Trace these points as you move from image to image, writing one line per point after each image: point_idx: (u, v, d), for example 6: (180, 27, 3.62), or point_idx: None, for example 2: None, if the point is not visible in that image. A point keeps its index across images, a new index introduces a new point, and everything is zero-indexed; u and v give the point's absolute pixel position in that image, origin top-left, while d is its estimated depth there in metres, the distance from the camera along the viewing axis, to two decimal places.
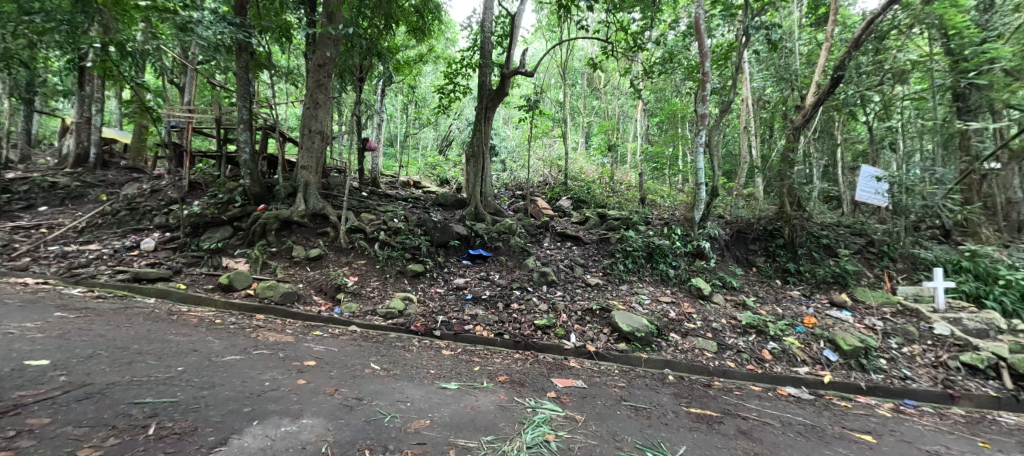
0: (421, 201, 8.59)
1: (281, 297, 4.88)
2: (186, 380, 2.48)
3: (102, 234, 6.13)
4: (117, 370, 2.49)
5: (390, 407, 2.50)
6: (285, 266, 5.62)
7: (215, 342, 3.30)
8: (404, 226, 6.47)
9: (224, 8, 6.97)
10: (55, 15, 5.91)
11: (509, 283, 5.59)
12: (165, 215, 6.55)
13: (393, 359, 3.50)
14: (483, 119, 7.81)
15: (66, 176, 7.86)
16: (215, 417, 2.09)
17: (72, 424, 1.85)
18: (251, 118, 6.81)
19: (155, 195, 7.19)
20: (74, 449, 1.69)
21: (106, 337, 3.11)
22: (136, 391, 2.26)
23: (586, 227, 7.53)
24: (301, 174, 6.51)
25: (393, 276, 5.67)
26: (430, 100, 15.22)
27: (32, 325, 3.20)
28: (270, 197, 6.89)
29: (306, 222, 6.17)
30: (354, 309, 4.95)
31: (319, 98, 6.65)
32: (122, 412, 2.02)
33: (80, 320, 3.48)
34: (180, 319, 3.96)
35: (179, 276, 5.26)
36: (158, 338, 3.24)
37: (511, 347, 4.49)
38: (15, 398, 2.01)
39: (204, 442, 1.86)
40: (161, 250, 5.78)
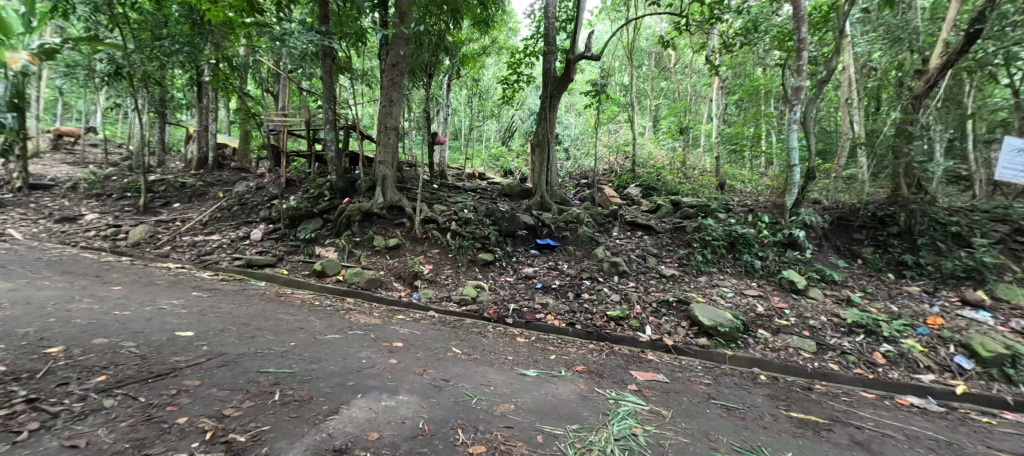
0: (488, 192, 8.79)
1: (366, 283, 5.31)
2: (298, 355, 2.79)
3: (221, 226, 7.09)
4: (242, 343, 2.88)
5: (477, 389, 2.61)
6: (368, 255, 6.08)
7: (317, 322, 3.69)
8: (474, 216, 6.68)
9: (310, 17, 7.24)
10: (178, 39, 7.18)
11: (579, 274, 5.52)
12: (268, 208, 7.38)
13: (471, 345, 3.64)
14: (548, 107, 7.72)
15: (192, 177, 9.18)
16: (326, 388, 2.33)
17: (216, 387, 2.17)
18: (335, 118, 7.34)
19: (260, 192, 8.15)
20: (221, 408, 1.98)
21: (231, 314, 3.60)
22: (261, 361, 2.59)
23: (658, 215, 7.19)
24: (380, 169, 6.96)
25: (465, 265, 5.88)
26: (494, 92, 15.38)
27: (178, 302, 3.81)
28: (353, 191, 7.47)
29: (385, 214, 6.61)
30: (430, 295, 5.24)
31: (393, 96, 7.00)
32: (252, 379, 2.32)
33: (212, 300, 4.06)
34: (286, 301, 4.47)
35: (282, 263, 5.93)
36: (271, 316, 3.69)
37: (583, 337, 4.43)
38: (172, 362, 2.40)
39: (321, 409, 2.09)
40: (266, 240, 6.53)
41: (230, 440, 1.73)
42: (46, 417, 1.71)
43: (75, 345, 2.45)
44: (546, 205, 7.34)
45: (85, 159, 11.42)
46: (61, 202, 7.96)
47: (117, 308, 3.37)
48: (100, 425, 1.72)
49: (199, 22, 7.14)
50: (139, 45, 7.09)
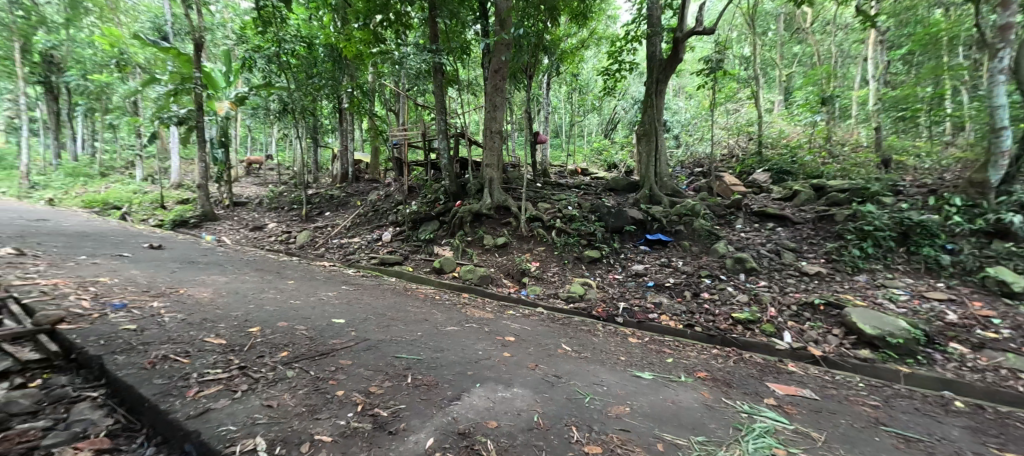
0: (592, 188, 8.62)
1: (479, 279, 5.64)
2: (425, 343, 3.11)
3: (360, 230, 8.27)
4: (381, 330, 3.31)
5: (589, 388, 2.59)
6: (479, 253, 6.45)
7: (438, 315, 4.05)
8: (578, 213, 6.62)
9: (421, 38, 7.96)
10: (324, 75, 8.59)
11: (697, 271, 5.07)
12: (395, 213, 8.37)
13: (581, 342, 3.62)
14: (655, 93, 7.23)
15: (337, 189, 10.90)
16: (449, 375, 2.55)
17: (363, 367, 2.54)
18: (446, 128, 7.95)
19: (388, 199, 9.28)
20: (368, 384, 2.31)
21: (371, 305, 4.18)
22: (395, 347, 2.95)
23: (795, 203, 6.20)
24: (487, 172, 7.33)
25: (572, 262, 5.85)
26: (594, 85, 14.98)
27: (333, 295, 4.56)
28: (464, 194, 8.01)
29: (493, 214, 6.95)
30: (538, 291, 5.35)
31: (497, 101, 7.29)
32: (390, 363, 2.66)
33: (356, 293, 4.76)
34: (413, 295, 5.01)
35: (408, 261, 6.66)
36: (402, 308, 4.17)
37: (704, 341, 4.06)
38: (330, 344, 2.88)
39: (445, 394, 2.29)
40: (395, 241, 7.40)
41: (376, 413, 2.00)
42: (250, 381, 2.19)
43: (266, 326, 3.10)
44: (656, 199, 6.89)
45: (266, 180, 14.39)
46: (252, 214, 10.19)
47: (292, 298, 4.17)
48: (285, 390, 2.14)
49: (338, 59, 8.52)
50: (298, 83, 8.70)
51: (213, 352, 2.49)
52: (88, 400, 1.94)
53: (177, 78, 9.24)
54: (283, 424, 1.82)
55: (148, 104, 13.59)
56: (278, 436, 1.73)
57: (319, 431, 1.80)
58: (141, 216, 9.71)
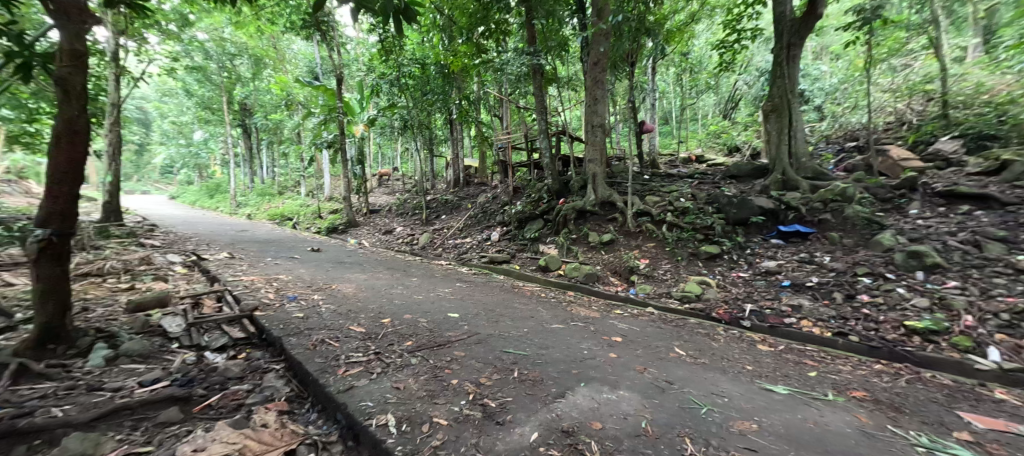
0: (710, 176, 7.83)
1: (584, 277, 5.57)
2: (531, 340, 3.20)
3: (471, 230, 8.88)
4: (490, 325, 3.52)
5: (707, 398, 2.37)
6: (584, 250, 6.37)
7: (544, 312, 4.13)
8: (693, 205, 6.10)
9: (520, 41, 8.17)
10: (435, 91, 9.41)
11: (850, 269, 4.26)
12: (502, 213, 8.77)
13: (699, 347, 3.33)
14: (787, 58, 6.26)
15: (451, 194, 11.87)
16: (554, 372, 2.59)
17: (475, 359, 2.73)
18: (547, 127, 8.02)
19: (496, 200, 9.78)
20: (480, 376, 2.47)
21: (482, 301, 4.47)
22: (503, 342, 3.10)
23: (1004, 178, 4.75)
24: (589, 167, 7.21)
25: (686, 259, 5.42)
26: (708, 61, 13.54)
27: (449, 291, 4.99)
28: (567, 191, 8.00)
29: (598, 211, 6.80)
30: (648, 290, 5.07)
31: (597, 94, 7.09)
32: (499, 356, 2.81)
33: (469, 290, 5.14)
34: (520, 292, 5.20)
35: (515, 259, 6.92)
36: (510, 305, 4.36)
37: (862, 353, 3.39)
38: (447, 336, 3.17)
39: (550, 391, 2.33)
40: (503, 240, 7.76)
41: (486, 403, 2.14)
42: (383, 365, 2.53)
43: (396, 317, 3.55)
44: (791, 184, 5.95)
45: (394, 189, 16.39)
46: (383, 220, 11.72)
47: (416, 293, 4.68)
48: (411, 375, 2.42)
49: (446, 74, 9.25)
50: (415, 101, 9.69)
51: (356, 339, 2.94)
52: (272, 372, 2.46)
53: (325, 109, 11.12)
54: (408, 405, 2.06)
55: (306, 133, 16.62)
56: (404, 415, 1.96)
57: (437, 414, 1.99)
58: (305, 225, 11.94)
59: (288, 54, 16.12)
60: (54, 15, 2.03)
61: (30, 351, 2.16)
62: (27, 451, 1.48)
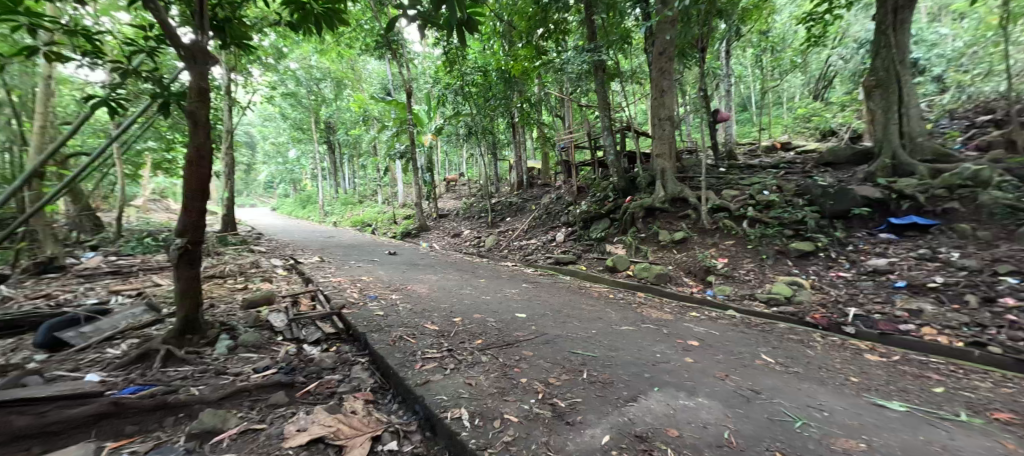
0: (799, 165, 7.08)
1: (655, 278, 5.31)
2: (600, 341, 3.14)
3: (536, 232, 8.92)
4: (558, 326, 3.51)
5: (801, 411, 2.15)
6: (654, 250, 6.09)
7: (613, 314, 4.03)
8: (779, 199, 5.61)
9: (581, 39, 8.05)
10: (497, 96, 9.63)
11: (986, 267, 3.68)
12: (567, 214, 8.69)
13: (790, 354, 3.03)
14: (896, 24, 5.47)
15: (516, 196, 12.03)
16: (625, 375, 2.52)
17: (543, 359, 2.75)
18: (611, 124, 7.81)
19: (560, 201, 9.73)
20: (548, 375, 2.48)
21: (549, 302, 4.49)
22: (571, 343, 3.08)
23: None
24: (658, 163, 6.89)
25: (772, 257, 4.96)
26: (793, 38, 12.24)
27: (516, 292, 5.06)
28: (634, 189, 7.71)
29: (668, 208, 6.48)
30: (728, 292, 4.71)
31: (664, 85, 6.75)
32: (566, 357, 2.80)
33: (536, 290, 5.17)
34: (587, 293, 5.11)
35: (581, 260, 6.82)
36: (577, 306, 4.32)
37: (1008, 368, 2.85)
38: (515, 335, 3.22)
39: (621, 394, 2.27)
40: (568, 241, 7.69)
41: (555, 403, 2.14)
42: (456, 362, 2.65)
43: (466, 317, 3.69)
44: (904, 169, 5.18)
45: (461, 194, 17.03)
46: (452, 224, 12.22)
47: (485, 294, 4.82)
48: (481, 372, 2.50)
49: (508, 78, 9.41)
50: (479, 108, 10.01)
51: (430, 336, 3.11)
52: (359, 364, 2.70)
53: (397, 122, 11.89)
54: (480, 400, 2.14)
55: (381, 145, 17.91)
56: (477, 410, 2.04)
57: (507, 411, 2.04)
58: (383, 230, 12.85)
59: (364, 74, 17.53)
60: (186, 60, 2.45)
61: (174, 339, 2.60)
62: (175, 423, 1.80)
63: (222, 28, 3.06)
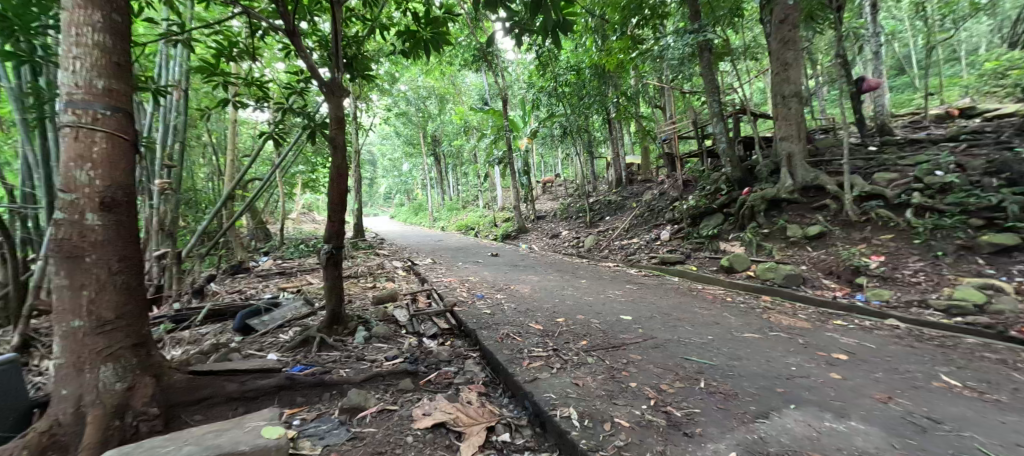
0: (989, 135, 5.57)
1: (784, 279, 4.65)
2: (718, 348, 2.87)
3: (637, 230, 8.51)
4: (668, 330, 3.31)
5: (1005, 450, 1.70)
6: (781, 247, 5.37)
7: (733, 319, 3.65)
8: (963, 180, 4.57)
9: (682, 20, 7.47)
10: (592, 93, 9.45)
11: None
12: (672, 211, 8.12)
13: (985, 377, 2.40)
14: None
15: (614, 194, 11.66)
16: (752, 388, 2.26)
17: (653, 364, 2.61)
18: (721, 109, 7.09)
19: (664, 197, 9.14)
20: (659, 382, 2.35)
21: (656, 304, 4.25)
22: (684, 349, 2.87)
23: None
24: (783, 146, 6.04)
25: (952, 255, 4.07)
26: None
27: (619, 293, 4.90)
28: (753, 179, 6.87)
29: (798, 198, 5.65)
30: (884, 296, 3.91)
31: (788, 57, 5.84)
32: (680, 363, 2.62)
33: (641, 292, 4.93)
34: (699, 295, 4.71)
35: (690, 260, 6.30)
36: (689, 309, 4.01)
37: None
38: (621, 338, 3.12)
39: (748, 409, 2.05)
40: (674, 239, 7.18)
41: (669, 411, 2.03)
42: (562, 361, 2.67)
43: (570, 318, 3.69)
44: None
45: (558, 195, 17.09)
46: (550, 225, 12.32)
47: (587, 295, 4.76)
48: (588, 374, 2.49)
49: (602, 74, 9.19)
50: (572, 107, 9.94)
51: (536, 335, 3.19)
52: (472, 359, 2.89)
53: (495, 129, 12.45)
54: (589, 401, 2.13)
55: (481, 152, 18.92)
56: (586, 411, 2.03)
57: (618, 414, 2.00)
58: (485, 233, 13.56)
59: (463, 87, 18.74)
60: (327, 96, 2.93)
61: (325, 329, 3.10)
62: (329, 399, 2.15)
63: (350, 64, 3.60)
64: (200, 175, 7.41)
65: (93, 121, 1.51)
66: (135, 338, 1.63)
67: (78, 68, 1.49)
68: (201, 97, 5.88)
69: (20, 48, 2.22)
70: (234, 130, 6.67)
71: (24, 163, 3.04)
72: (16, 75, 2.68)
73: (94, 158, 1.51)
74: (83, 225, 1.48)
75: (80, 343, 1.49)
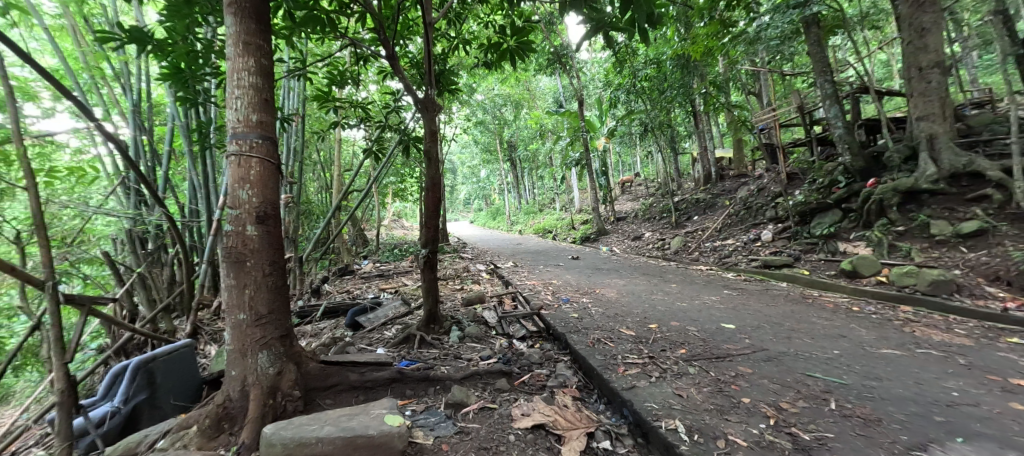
0: None
1: (929, 287, 3.91)
2: (848, 365, 2.51)
3: (733, 230, 7.78)
4: (781, 342, 2.97)
5: None
6: (923, 248, 4.59)
7: (864, 332, 3.15)
8: None
9: None
10: (675, 85, 8.89)
11: None
12: (775, 208, 7.30)
13: None
14: None
15: (703, 192, 10.82)
16: (899, 414, 1.94)
17: (767, 379, 2.37)
18: (835, 90, 6.20)
19: (763, 193, 8.26)
20: (777, 399, 2.12)
21: (762, 312, 3.83)
22: (804, 364, 2.56)
23: None
24: (921, 127, 5.05)
25: None
26: None
27: (717, 298, 4.52)
28: (881, 168, 5.90)
29: (945, 189, 4.73)
30: None
31: (925, 21, 4.89)
32: (801, 380, 2.33)
33: (742, 298, 4.49)
34: (817, 303, 4.14)
35: (801, 262, 5.60)
36: (804, 319, 3.56)
37: None
38: (724, 348, 2.88)
39: (898, 438, 1.75)
40: (779, 239, 6.43)
41: (794, 433, 1.81)
42: (660, 370, 2.54)
43: (663, 324, 3.50)
44: None
45: (638, 195, 16.38)
46: (631, 226, 11.83)
47: (680, 301, 4.46)
48: (691, 385, 2.34)
49: (686, 64, 8.61)
50: (653, 102, 9.44)
51: (628, 341, 3.08)
52: (563, 362, 2.90)
53: (572, 131, 12.34)
54: (696, 415, 1.99)
55: (556, 155, 18.88)
56: (694, 425, 1.90)
57: (732, 431, 1.84)
58: (563, 236, 13.48)
59: (537, 91, 18.91)
60: (422, 111, 3.18)
61: (424, 328, 3.34)
62: (435, 393, 2.31)
63: (440, 80, 3.85)
64: (312, 189, 8.45)
65: (250, 148, 1.82)
66: (282, 330, 1.91)
67: (239, 106, 1.82)
68: (312, 121, 6.71)
69: (190, 92, 2.74)
70: (338, 148, 7.51)
71: (190, 185, 3.73)
72: (185, 114, 3.30)
73: (251, 179, 1.81)
74: (245, 234, 1.79)
75: (243, 333, 1.80)
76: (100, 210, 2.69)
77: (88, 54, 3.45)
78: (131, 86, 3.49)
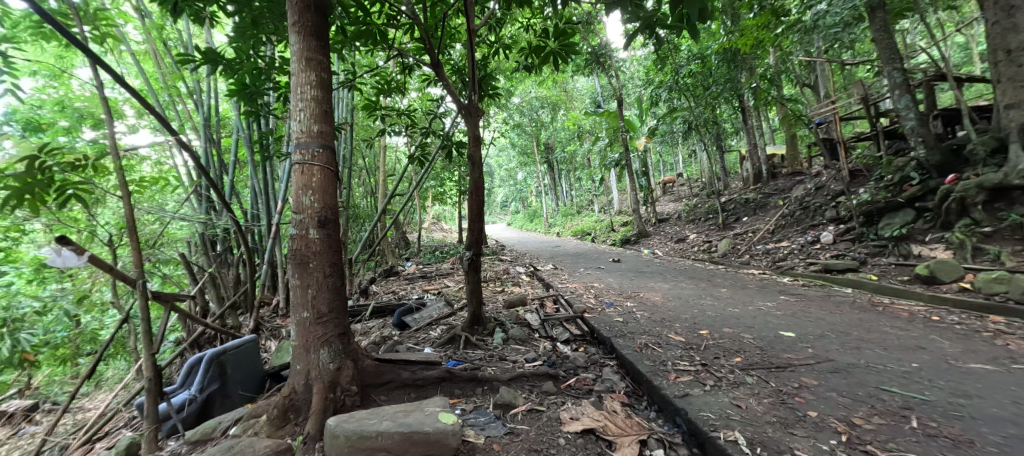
0: None
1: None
2: (929, 380, 2.29)
3: (788, 232, 7.31)
4: (849, 352, 2.75)
5: None
6: (1015, 251, 4.13)
7: (946, 344, 2.86)
8: None
9: None
10: (721, 80, 8.50)
11: None
12: (836, 208, 6.78)
13: None
14: None
15: (752, 191, 10.26)
16: (996, 436, 1.74)
17: (835, 392, 2.20)
18: (905, 78, 5.67)
19: (822, 191, 7.71)
20: (848, 414, 1.97)
21: (825, 320, 3.57)
22: (877, 377, 2.36)
23: None
24: (1010, 116, 4.53)
25: None
26: None
27: (772, 305, 4.26)
28: (961, 163, 5.34)
29: None
30: None
31: None
32: (874, 394, 2.15)
33: (801, 305, 4.20)
34: (888, 312, 3.81)
35: (868, 267, 5.16)
36: (875, 328, 3.28)
37: None
38: (784, 358, 2.71)
39: None
40: (841, 242, 5.98)
41: (871, 452, 1.68)
42: (715, 379, 2.43)
43: (714, 331, 3.35)
44: None
45: (681, 195, 15.79)
46: (674, 228, 11.42)
47: (732, 306, 4.24)
48: (750, 395, 2.22)
49: (733, 58, 8.20)
50: (697, 99, 9.07)
51: (678, 348, 2.98)
52: (609, 367, 2.84)
53: (610, 131, 12.11)
54: (757, 427, 1.89)
55: (594, 156, 18.59)
56: (755, 438, 1.81)
57: (798, 446, 1.73)
58: (602, 238, 13.23)
59: (574, 92, 18.70)
60: (466, 117, 3.25)
61: (468, 328, 3.40)
62: (483, 393, 2.34)
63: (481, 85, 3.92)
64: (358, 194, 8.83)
65: (312, 157, 1.93)
66: (341, 329, 2.01)
67: (302, 117, 1.94)
68: (359, 129, 7.01)
69: (255, 106, 2.95)
70: (383, 154, 7.80)
71: (253, 191, 4.01)
72: (249, 127, 3.57)
73: (313, 186, 1.93)
74: (308, 238, 1.91)
75: (307, 330, 1.92)
76: (178, 215, 2.95)
77: (167, 75, 3.81)
78: (203, 102, 3.81)
